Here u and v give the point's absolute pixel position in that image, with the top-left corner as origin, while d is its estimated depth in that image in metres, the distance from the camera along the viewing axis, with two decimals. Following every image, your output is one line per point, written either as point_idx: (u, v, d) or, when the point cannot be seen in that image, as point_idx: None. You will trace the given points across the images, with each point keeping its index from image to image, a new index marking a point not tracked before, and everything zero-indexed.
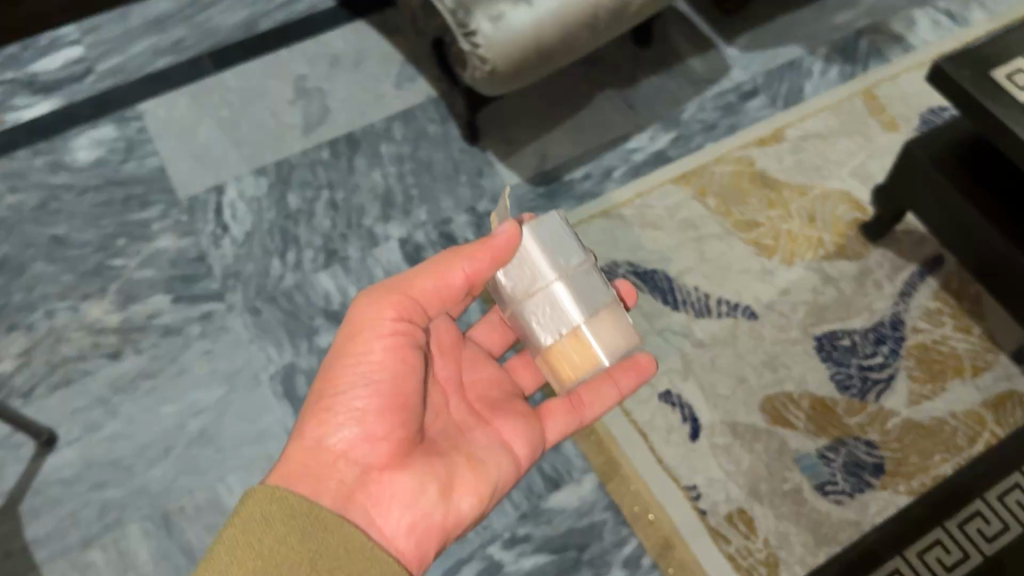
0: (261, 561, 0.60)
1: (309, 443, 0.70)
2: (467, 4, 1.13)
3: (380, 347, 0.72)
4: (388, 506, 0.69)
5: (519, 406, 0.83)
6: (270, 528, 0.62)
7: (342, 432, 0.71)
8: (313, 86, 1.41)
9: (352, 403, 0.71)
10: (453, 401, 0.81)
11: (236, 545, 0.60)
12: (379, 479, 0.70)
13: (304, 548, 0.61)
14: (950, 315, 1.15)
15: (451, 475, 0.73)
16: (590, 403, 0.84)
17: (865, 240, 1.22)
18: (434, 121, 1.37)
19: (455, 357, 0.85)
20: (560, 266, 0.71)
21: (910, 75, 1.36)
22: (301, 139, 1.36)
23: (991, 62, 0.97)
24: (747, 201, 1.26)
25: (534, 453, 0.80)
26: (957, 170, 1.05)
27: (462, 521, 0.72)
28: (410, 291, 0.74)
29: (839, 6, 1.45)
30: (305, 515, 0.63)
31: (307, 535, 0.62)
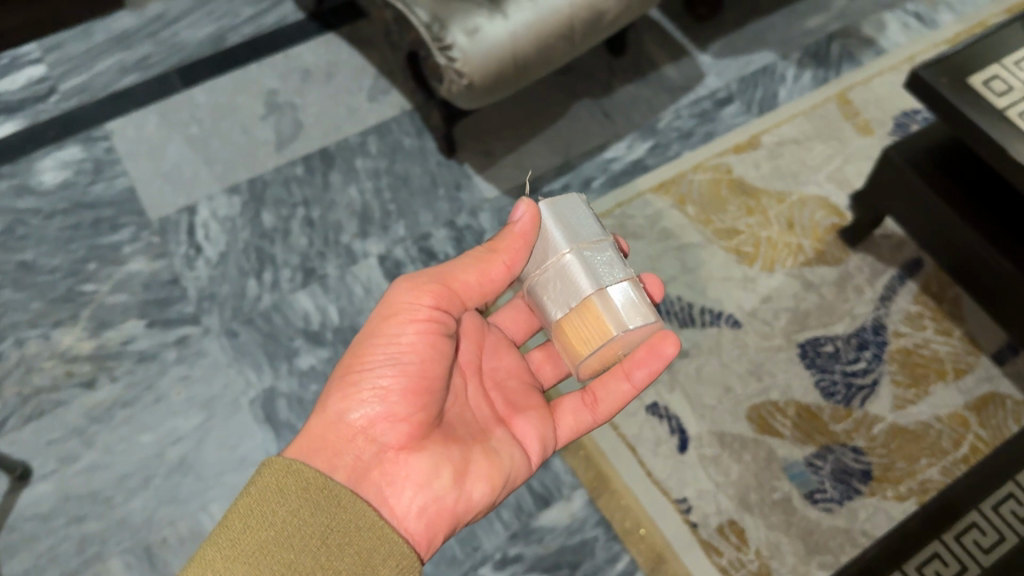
0: (273, 531, 0.62)
1: (331, 416, 0.70)
2: (442, 18, 1.11)
3: (411, 330, 0.72)
4: (401, 486, 0.68)
5: (535, 399, 0.81)
6: (284, 499, 0.63)
7: (365, 409, 0.70)
8: (285, 101, 1.39)
9: (377, 381, 0.70)
10: (472, 387, 0.79)
11: (250, 514, 0.62)
12: (394, 458, 0.70)
13: (315, 522, 0.63)
14: (931, 318, 1.16)
15: (466, 461, 0.72)
16: (604, 400, 0.80)
17: (844, 245, 1.22)
18: (409, 135, 1.35)
19: (480, 341, 0.80)
20: (574, 240, 0.71)
21: (883, 78, 1.37)
22: (274, 155, 1.33)
23: (967, 70, 0.98)
24: (726, 209, 1.26)
25: (546, 452, 0.78)
26: (937, 177, 1.05)
27: (472, 510, 0.71)
28: (447, 276, 0.75)
29: (811, 10, 1.46)
30: (318, 490, 0.64)
31: (318, 510, 0.63)
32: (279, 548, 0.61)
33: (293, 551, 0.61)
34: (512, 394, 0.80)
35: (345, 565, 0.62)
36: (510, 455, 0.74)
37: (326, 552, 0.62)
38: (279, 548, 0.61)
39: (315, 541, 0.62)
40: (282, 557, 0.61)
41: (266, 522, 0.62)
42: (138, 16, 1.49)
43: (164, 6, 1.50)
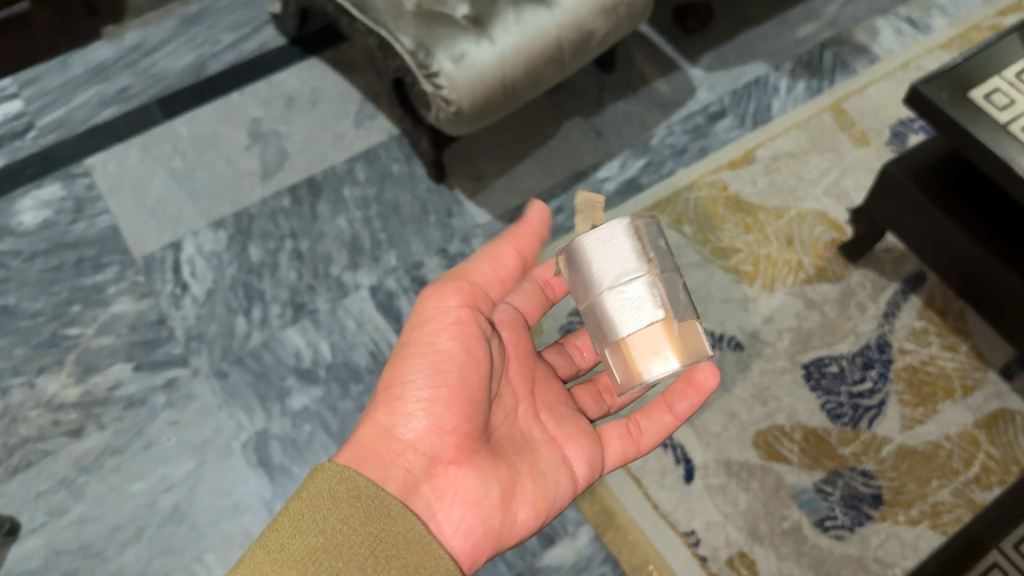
0: (323, 538, 0.62)
1: (379, 428, 0.70)
2: (427, 45, 1.09)
3: (447, 337, 0.71)
4: (451, 502, 0.69)
5: (582, 420, 0.79)
6: (336, 505, 0.63)
7: (412, 422, 0.70)
8: (269, 130, 1.36)
9: (420, 393, 0.70)
10: (520, 406, 0.78)
11: (300, 518, 0.62)
12: (443, 473, 0.70)
13: (364, 530, 0.63)
14: (936, 334, 1.14)
15: (514, 479, 0.72)
16: (647, 430, 0.79)
17: (845, 261, 1.20)
18: (398, 160, 1.32)
19: (528, 363, 0.80)
20: (607, 277, 0.66)
21: (878, 86, 1.35)
22: (259, 187, 1.30)
23: (967, 83, 0.95)
24: (723, 227, 1.24)
25: (592, 476, 0.77)
26: (941, 191, 1.01)
27: (518, 529, 0.72)
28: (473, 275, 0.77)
29: (802, 18, 1.43)
30: (368, 499, 0.64)
31: (368, 519, 0.63)
32: (328, 554, 0.61)
33: (342, 560, 0.61)
34: (560, 412, 0.78)
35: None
36: (556, 479, 0.74)
37: (374, 563, 0.62)
38: (328, 556, 0.61)
39: (363, 552, 0.62)
40: (330, 565, 0.61)
41: (315, 527, 0.62)
42: (115, 46, 1.45)
43: (141, 34, 1.47)
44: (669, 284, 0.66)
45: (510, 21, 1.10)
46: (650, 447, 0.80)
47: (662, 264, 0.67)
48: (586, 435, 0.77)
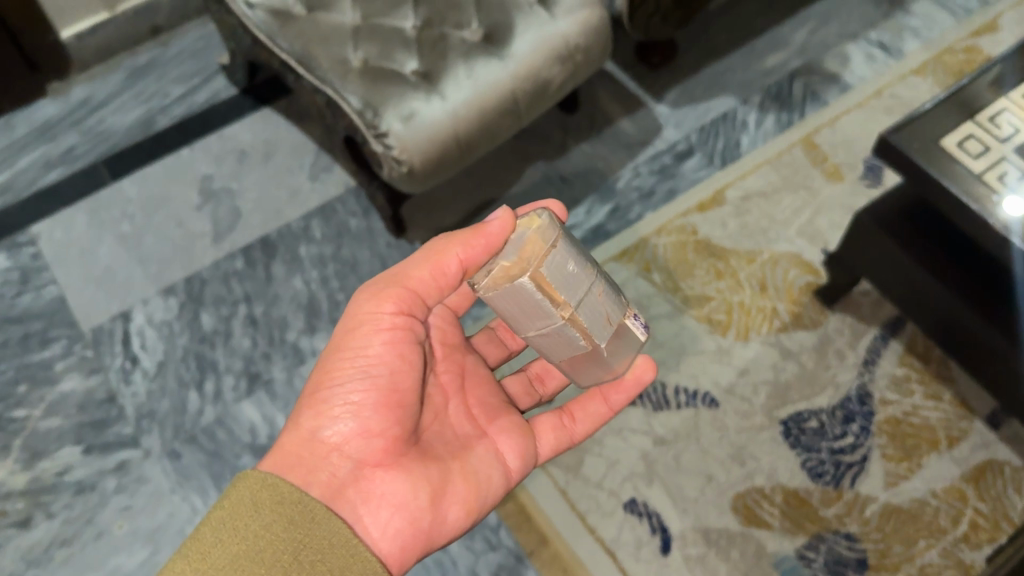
0: (246, 546, 0.58)
1: (304, 432, 0.65)
2: (374, 104, 1.04)
3: (380, 342, 0.68)
4: (378, 505, 0.65)
5: (514, 415, 0.78)
6: (257, 511, 0.59)
7: (338, 425, 0.66)
8: (220, 187, 1.30)
9: (348, 396, 0.66)
10: (449, 405, 0.76)
11: (220, 529, 0.58)
12: (372, 475, 0.65)
13: (287, 537, 0.59)
14: (918, 382, 1.09)
15: (443, 477, 0.69)
16: (580, 421, 0.81)
17: (821, 306, 1.15)
18: (355, 215, 1.27)
19: (456, 361, 0.79)
20: (527, 329, 0.66)
21: (850, 116, 1.30)
22: (211, 249, 1.25)
23: (939, 130, 0.90)
24: (694, 273, 1.19)
25: (521, 471, 0.75)
26: (916, 240, 0.97)
27: (447, 530, 0.68)
28: (408, 278, 0.68)
29: (770, 47, 1.39)
30: (292, 503, 0.60)
31: (291, 524, 0.59)
32: (250, 561, 0.57)
33: (265, 566, 0.57)
34: (491, 409, 0.77)
35: None
36: (488, 476, 0.72)
37: (298, 568, 0.58)
38: (250, 562, 0.57)
39: (287, 555, 0.58)
40: (253, 571, 0.57)
41: (234, 533, 0.58)
42: (61, 103, 1.40)
43: (88, 90, 1.42)
44: (588, 313, 0.64)
45: (460, 75, 1.06)
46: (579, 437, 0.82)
47: (575, 293, 0.63)
48: (517, 428, 0.76)
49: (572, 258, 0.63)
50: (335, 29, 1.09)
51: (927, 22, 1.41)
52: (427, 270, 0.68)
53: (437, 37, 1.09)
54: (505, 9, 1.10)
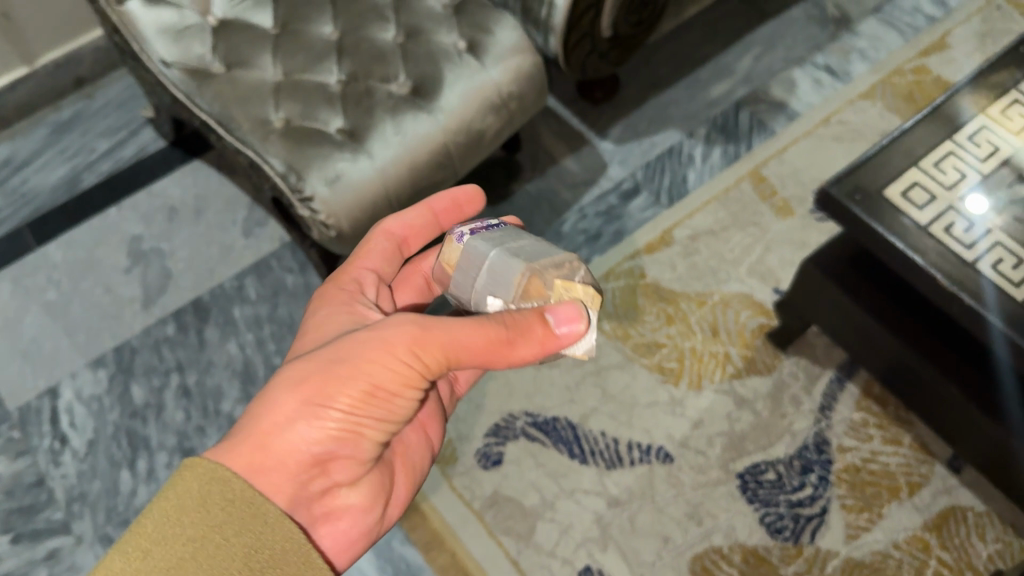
0: (192, 548, 0.52)
1: (290, 449, 0.58)
2: (298, 167, 0.99)
3: (403, 397, 0.60)
4: (334, 516, 0.64)
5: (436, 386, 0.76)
6: (206, 509, 0.53)
7: (314, 444, 0.59)
8: (150, 248, 1.25)
9: (349, 421, 0.59)
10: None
11: (166, 523, 0.52)
12: (338, 492, 0.63)
13: (236, 540, 0.53)
14: (877, 426, 1.06)
15: (392, 481, 0.68)
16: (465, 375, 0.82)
17: (775, 349, 1.12)
18: (291, 271, 1.22)
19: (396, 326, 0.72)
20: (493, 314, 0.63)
21: (798, 146, 1.28)
22: (142, 314, 1.20)
23: (882, 180, 0.87)
24: (644, 319, 1.15)
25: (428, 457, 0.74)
26: (868, 290, 0.96)
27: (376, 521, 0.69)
28: (459, 351, 0.57)
29: (715, 76, 1.36)
30: (243, 505, 0.54)
31: (240, 527, 0.53)
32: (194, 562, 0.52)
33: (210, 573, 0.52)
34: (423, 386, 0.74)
35: None
36: (418, 463, 0.72)
37: None
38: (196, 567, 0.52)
39: (236, 562, 0.52)
40: None
41: (179, 525, 0.52)
42: None
43: (10, 147, 1.35)
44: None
45: (388, 132, 1.02)
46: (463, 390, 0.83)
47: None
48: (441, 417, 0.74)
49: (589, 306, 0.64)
50: (256, 87, 1.05)
51: (873, 42, 1.38)
52: (481, 353, 0.57)
53: (363, 92, 1.04)
54: (433, 60, 1.06)
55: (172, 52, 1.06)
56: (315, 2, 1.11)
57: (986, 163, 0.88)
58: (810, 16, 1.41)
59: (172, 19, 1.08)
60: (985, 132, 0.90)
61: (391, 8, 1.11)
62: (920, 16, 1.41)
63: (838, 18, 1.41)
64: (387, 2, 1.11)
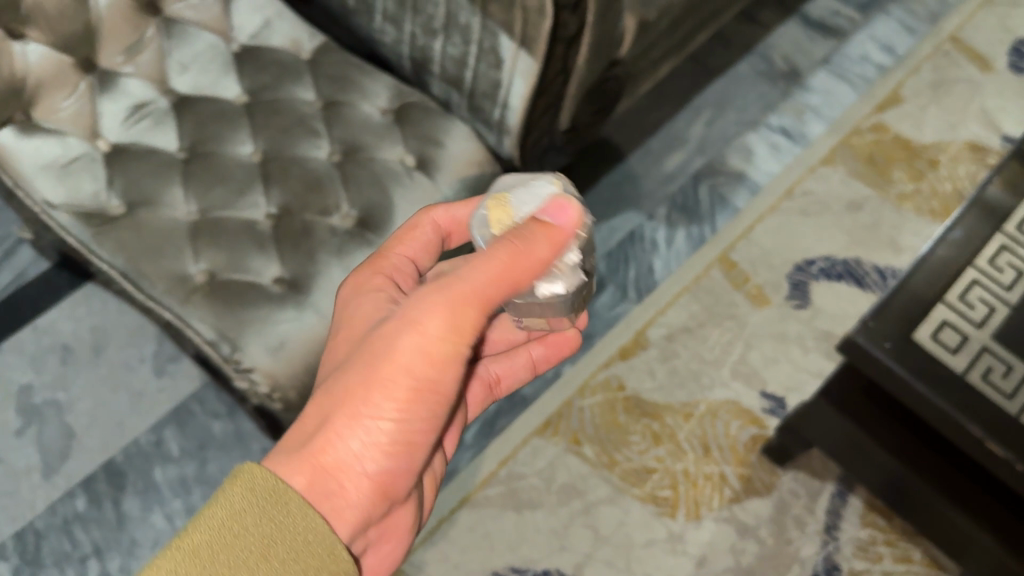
0: (215, 536, 0.49)
1: (351, 466, 0.55)
2: (231, 334, 0.83)
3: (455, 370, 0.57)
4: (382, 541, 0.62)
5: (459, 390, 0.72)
6: (239, 498, 0.50)
7: (389, 466, 0.57)
8: (45, 400, 1.05)
9: (412, 431, 0.56)
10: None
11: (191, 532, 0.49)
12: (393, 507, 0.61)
13: (263, 559, 0.50)
14: (886, 543, 1.00)
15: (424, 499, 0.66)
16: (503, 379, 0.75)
17: (772, 465, 1.03)
18: (219, 416, 1.06)
19: None
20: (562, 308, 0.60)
21: (764, 224, 1.20)
22: (43, 487, 1.01)
23: (912, 321, 0.78)
24: (629, 440, 1.05)
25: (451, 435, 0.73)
26: (891, 428, 0.86)
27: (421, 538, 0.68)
28: (488, 294, 0.53)
29: (667, 146, 1.26)
30: (267, 491, 0.51)
31: (263, 517, 0.50)
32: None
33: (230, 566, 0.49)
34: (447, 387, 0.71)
35: None
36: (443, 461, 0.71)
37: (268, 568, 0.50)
38: (218, 556, 0.49)
39: (254, 554, 0.49)
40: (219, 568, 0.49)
41: (206, 532, 0.49)
42: None
43: None
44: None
45: (336, 277, 0.86)
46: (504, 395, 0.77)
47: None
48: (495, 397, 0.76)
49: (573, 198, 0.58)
50: (169, 232, 0.87)
51: (827, 98, 1.31)
52: (512, 285, 0.54)
53: (300, 230, 0.88)
54: (379, 184, 0.91)
55: (59, 193, 0.87)
56: (226, 115, 0.93)
57: (1012, 290, 0.82)
58: (758, 71, 1.33)
59: (55, 152, 0.88)
60: (1005, 253, 0.83)
61: (320, 119, 0.95)
62: (870, 66, 1.34)
63: (788, 72, 1.33)
64: (315, 111, 0.95)
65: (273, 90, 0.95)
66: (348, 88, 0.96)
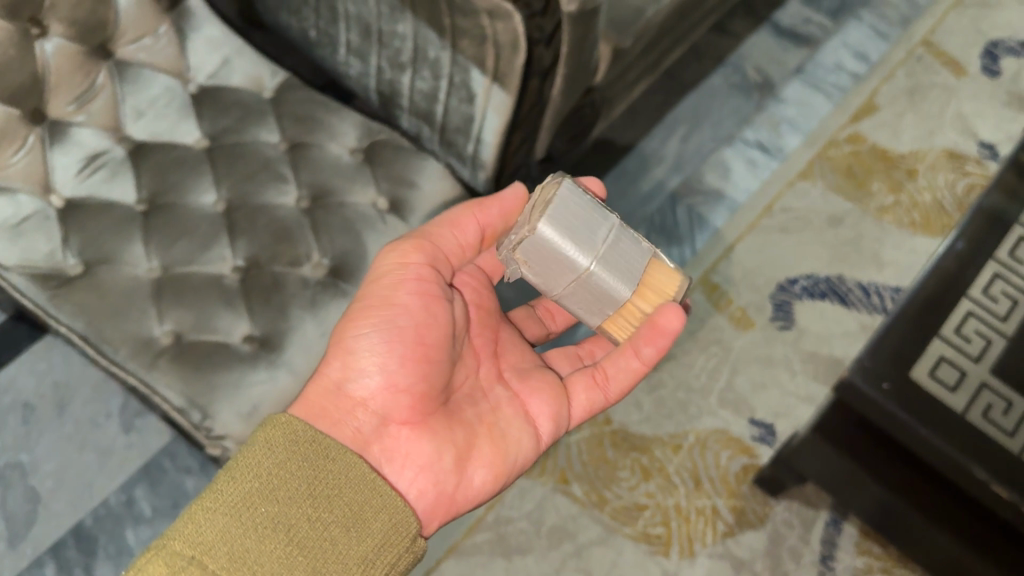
0: (259, 485, 0.56)
1: (330, 383, 0.65)
2: (201, 400, 0.78)
3: (406, 290, 0.67)
4: (404, 466, 0.65)
5: (547, 374, 0.76)
6: (280, 452, 0.58)
7: (365, 380, 0.65)
8: (5, 462, 1.00)
9: (375, 347, 0.66)
10: (481, 363, 0.75)
11: (240, 479, 0.56)
12: (395, 433, 0.66)
13: (308, 493, 0.57)
14: (882, 571, 0.99)
15: (468, 441, 0.69)
16: (613, 377, 0.76)
17: (764, 495, 1.02)
18: (191, 471, 1.02)
19: (488, 324, 0.78)
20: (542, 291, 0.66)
21: (744, 243, 1.18)
22: (7, 557, 0.96)
23: (908, 358, 0.76)
24: (617, 476, 1.02)
25: (558, 431, 0.75)
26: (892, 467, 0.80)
27: (475, 494, 0.69)
28: (429, 237, 0.72)
29: (644, 166, 1.23)
30: (308, 445, 0.59)
31: (304, 463, 0.58)
32: (272, 524, 0.55)
33: (278, 505, 0.56)
34: (526, 370, 0.76)
35: (328, 516, 0.57)
36: (518, 437, 0.71)
37: (316, 503, 0.57)
38: (263, 500, 0.56)
39: (300, 491, 0.57)
40: (267, 510, 0.55)
41: (253, 479, 0.56)
42: None
43: None
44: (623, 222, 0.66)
45: (309, 333, 0.83)
46: (618, 396, 0.78)
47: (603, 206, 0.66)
48: (604, 399, 0.77)
49: (562, 203, 0.62)
50: (130, 291, 0.82)
51: (802, 109, 1.29)
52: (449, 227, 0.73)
53: (270, 283, 0.84)
54: (350, 231, 0.88)
55: (10, 254, 0.81)
56: (186, 163, 0.89)
57: (1007, 320, 0.80)
58: (732, 84, 1.30)
59: (5, 211, 0.83)
60: (999, 281, 0.81)
61: (286, 163, 0.90)
62: (844, 74, 1.32)
63: (761, 83, 1.31)
64: (280, 154, 0.91)
65: (235, 134, 0.91)
66: (314, 129, 0.92)
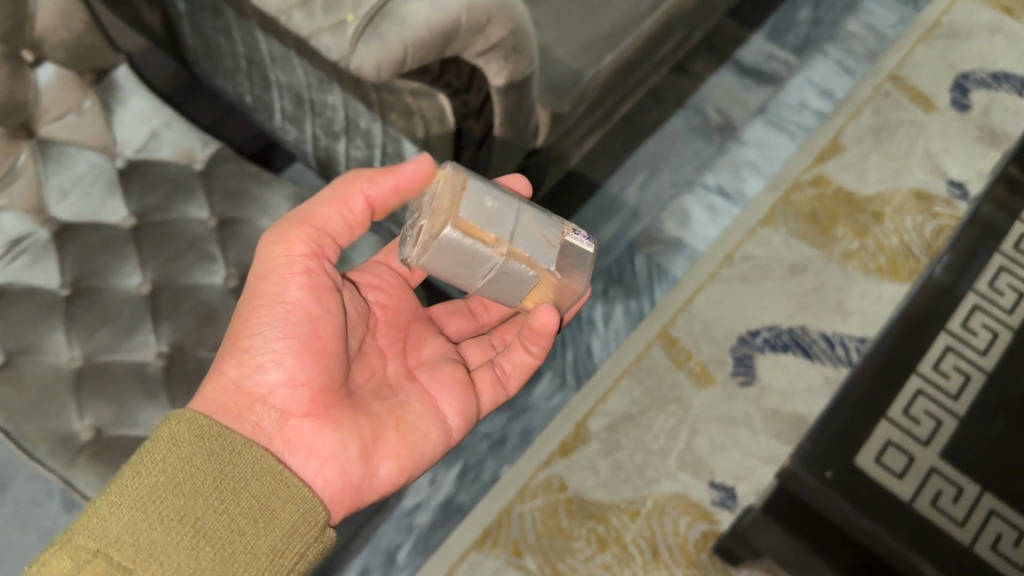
0: (164, 481, 0.54)
1: (226, 380, 0.60)
2: None
3: (295, 285, 0.62)
4: (308, 458, 0.61)
5: (458, 370, 0.73)
6: (182, 446, 0.55)
7: (263, 374, 0.61)
8: None
9: (271, 341, 0.61)
10: (387, 360, 0.72)
11: (144, 473, 0.53)
12: (298, 425, 0.61)
13: (214, 485, 0.55)
14: None
15: (375, 434, 0.65)
16: (513, 372, 0.75)
17: (724, 565, 0.99)
18: None
19: (395, 323, 0.75)
20: None
21: (704, 295, 1.15)
22: None
23: (853, 444, 0.73)
24: (572, 547, 0.99)
25: (467, 426, 0.73)
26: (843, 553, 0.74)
27: (381, 486, 0.65)
28: (314, 219, 0.64)
29: (603, 215, 1.20)
30: (211, 438, 0.56)
31: (209, 457, 0.55)
32: (177, 517, 0.53)
33: (184, 498, 0.54)
34: (434, 364, 0.73)
35: (233, 509, 0.55)
36: (424, 432, 0.68)
37: (220, 497, 0.55)
38: (168, 494, 0.53)
39: (206, 485, 0.54)
40: (171, 504, 0.53)
41: (158, 473, 0.54)
42: None
43: None
44: (525, 243, 0.60)
45: None
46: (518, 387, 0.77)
47: (505, 227, 0.59)
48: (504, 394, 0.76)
49: (448, 250, 0.58)
50: (50, 383, 0.79)
51: (764, 151, 1.26)
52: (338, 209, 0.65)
53: (195, 371, 0.82)
54: None
55: None
56: (112, 244, 0.86)
57: (958, 400, 0.77)
58: (692, 127, 1.27)
59: None
60: (951, 355, 0.78)
61: (215, 241, 0.88)
62: (808, 113, 1.29)
63: (722, 125, 1.27)
64: (208, 231, 0.89)
65: (162, 211, 0.88)
66: (245, 204, 0.90)
